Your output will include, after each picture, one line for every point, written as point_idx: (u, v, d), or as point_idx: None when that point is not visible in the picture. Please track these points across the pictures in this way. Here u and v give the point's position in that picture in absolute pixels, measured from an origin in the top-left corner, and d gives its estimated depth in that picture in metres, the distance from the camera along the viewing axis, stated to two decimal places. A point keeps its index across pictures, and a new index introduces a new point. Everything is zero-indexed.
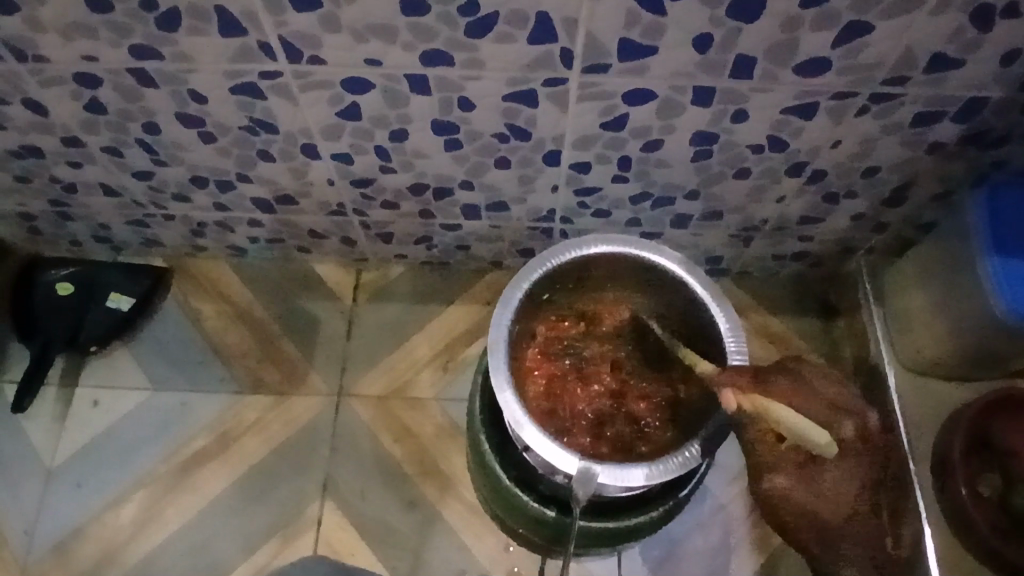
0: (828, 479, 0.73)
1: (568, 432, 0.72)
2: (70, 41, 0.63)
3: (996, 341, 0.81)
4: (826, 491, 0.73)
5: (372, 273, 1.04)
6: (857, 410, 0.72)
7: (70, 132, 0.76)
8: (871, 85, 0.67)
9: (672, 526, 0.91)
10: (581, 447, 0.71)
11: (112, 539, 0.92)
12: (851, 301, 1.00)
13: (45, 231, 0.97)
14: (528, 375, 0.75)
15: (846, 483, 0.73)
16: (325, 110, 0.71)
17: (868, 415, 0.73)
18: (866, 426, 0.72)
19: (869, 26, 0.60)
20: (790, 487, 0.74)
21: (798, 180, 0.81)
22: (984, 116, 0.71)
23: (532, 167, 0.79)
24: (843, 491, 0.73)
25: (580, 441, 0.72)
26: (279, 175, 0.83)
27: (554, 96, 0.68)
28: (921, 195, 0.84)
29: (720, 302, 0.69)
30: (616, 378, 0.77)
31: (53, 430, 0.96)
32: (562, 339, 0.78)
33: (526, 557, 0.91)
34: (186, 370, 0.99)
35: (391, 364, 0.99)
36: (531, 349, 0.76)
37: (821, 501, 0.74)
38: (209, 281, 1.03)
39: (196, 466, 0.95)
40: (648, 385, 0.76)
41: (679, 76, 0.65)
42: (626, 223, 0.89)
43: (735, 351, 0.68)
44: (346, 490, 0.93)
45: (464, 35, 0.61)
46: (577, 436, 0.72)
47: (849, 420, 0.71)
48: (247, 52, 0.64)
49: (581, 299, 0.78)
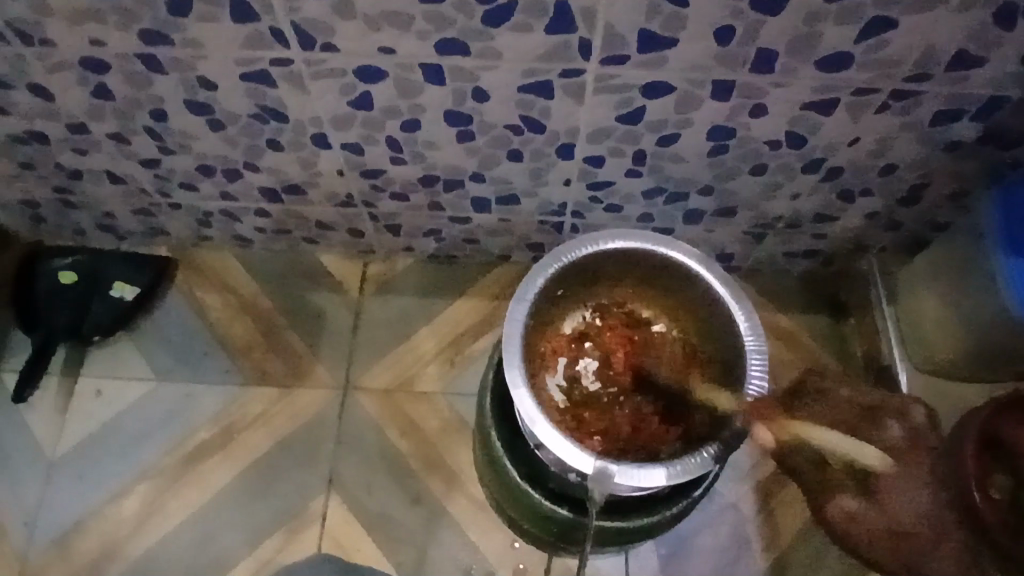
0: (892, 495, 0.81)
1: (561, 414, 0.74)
2: (78, 25, 0.62)
3: (1014, 339, 0.79)
4: (890, 511, 0.81)
5: (379, 265, 1.03)
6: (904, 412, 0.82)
7: (76, 119, 0.75)
8: (892, 82, 0.65)
9: (681, 524, 0.91)
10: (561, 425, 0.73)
11: (114, 532, 0.91)
12: (862, 300, 0.99)
13: (49, 219, 0.96)
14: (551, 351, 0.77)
15: (922, 501, 0.79)
16: (337, 100, 0.70)
17: (912, 412, 0.82)
18: (915, 425, 0.81)
19: (893, 21, 0.59)
20: (857, 509, 0.84)
21: (814, 176, 0.80)
22: (1004, 116, 0.70)
23: (544, 160, 0.78)
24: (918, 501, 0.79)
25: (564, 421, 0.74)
26: (288, 166, 0.82)
27: (568, 88, 0.67)
28: (936, 195, 0.83)
29: (738, 297, 0.67)
30: (648, 385, 0.75)
31: (54, 422, 0.95)
32: (569, 374, 0.77)
33: (533, 554, 0.90)
34: (190, 360, 0.98)
35: (398, 358, 0.98)
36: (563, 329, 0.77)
37: (893, 522, 0.81)
38: (215, 272, 1.02)
39: (200, 459, 0.94)
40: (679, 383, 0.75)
41: (698, 69, 0.64)
42: (637, 219, 0.88)
43: (754, 346, 0.66)
44: (352, 484, 0.93)
45: (480, 25, 0.59)
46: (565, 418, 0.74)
47: (896, 421, 0.82)
48: (258, 39, 0.63)
49: (611, 292, 0.76)
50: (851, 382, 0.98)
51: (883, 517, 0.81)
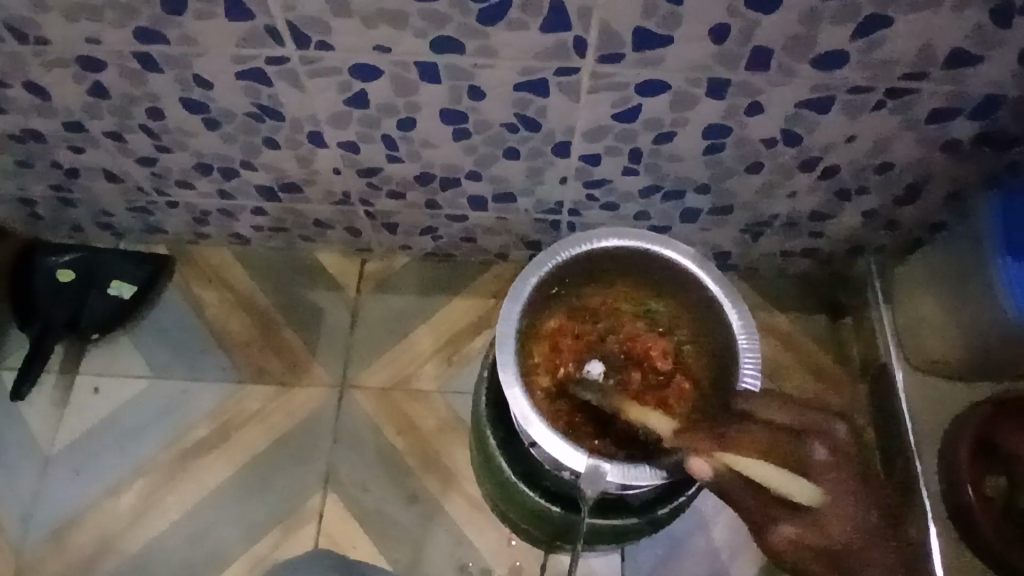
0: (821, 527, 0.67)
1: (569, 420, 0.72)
2: (73, 22, 0.62)
3: (1010, 343, 0.79)
4: (825, 523, 0.67)
5: (376, 263, 1.03)
6: (825, 430, 0.69)
7: (72, 116, 0.75)
8: (889, 81, 0.65)
9: (676, 523, 0.91)
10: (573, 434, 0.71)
11: (110, 528, 0.91)
12: (859, 299, 0.99)
13: (46, 216, 0.96)
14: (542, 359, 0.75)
15: (839, 519, 0.67)
16: (333, 98, 0.70)
17: (834, 430, 0.70)
18: (838, 442, 0.69)
19: (889, 20, 0.59)
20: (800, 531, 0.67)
21: (811, 175, 0.80)
22: (1001, 116, 0.70)
23: (540, 159, 0.78)
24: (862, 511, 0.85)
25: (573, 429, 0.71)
26: (284, 164, 0.82)
27: (565, 86, 0.67)
28: (934, 194, 0.83)
29: (732, 298, 0.68)
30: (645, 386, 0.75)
31: (51, 418, 0.95)
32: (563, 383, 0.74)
33: (529, 553, 0.90)
34: (187, 357, 0.98)
35: (395, 356, 0.98)
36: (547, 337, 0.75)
37: (829, 542, 0.68)
38: (212, 269, 1.02)
39: (196, 455, 0.94)
40: (662, 364, 0.76)
41: (694, 67, 0.64)
42: (635, 217, 0.88)
43: (747, 348, 0.67)
44: (349, 482, 0.93)
45: (476, 23, 0.59)
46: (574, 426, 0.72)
47: (820, 441, 0.69)
48: (254, 37, 0.62)
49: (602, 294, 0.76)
50: (848, 382, 0.98)
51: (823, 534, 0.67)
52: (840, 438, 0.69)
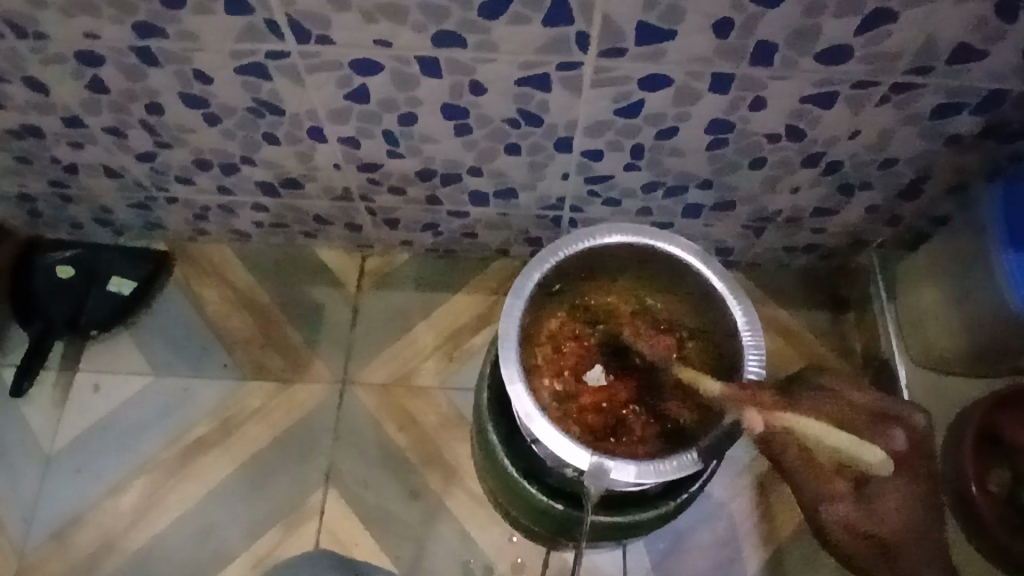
0: (885, 504, 0.72)
1: (577, 425, 0.71)
2: (71, 18, 0.62)
3: (1014, 335, 0.79)
4: (880, 515, 0.72)
5: (377, 260, 1.03)
6: (909, 419, 0.71)
7: (71, 112, 0.75)
8: (893, 75, 0.65)
9: (679, 519, 0.91)
10: (586, 438, 0.70)
11: (112, 526, 0.91)
12: (861, 295, 0.99)
13: (45, 213, 0.96)
14: (546, 370, 0.74)
15: (907, 509, 0.72)
16: (333, 93, 0.70)
17: (914, 418, 0.71)
18: (917, 434, 0.72)
19: (893, 14, 0.58)
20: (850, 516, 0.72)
21: (813, 170, 0.79)
22: (1005, 110, 0.70)
23: (542, 154, 0.78)
24: (902, 513, 0.72)
25: (587, 433, 0.70)
26: (284, 159, 0.81)
27: (566, 81, 0.66)
28: (937, 188, 0.82)
29: (735, 293, 0.67)
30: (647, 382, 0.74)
31: (52, 416, 0.95)
32: (570, 390, 0.73)
33: (531, 548, 0.90)
34: (188, 354, 0.98)
35: (395, 353, 0.98)
36: (543, 343, 0.75)
37: (883, 531, 0.73)
38: (212, 266, 1.02)
39: (198, 453, 0.94)
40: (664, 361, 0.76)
41: (697, 61, 0.63)
42: (636, 213, 0.88)
43: (751, 343, 0.66)
44: (350, 479, 0.92)
45: (476, 17, 0.59)
46: (585, 429, 0.70)
47: (901, 430, 0.70)
48: (253, 32, 0.62)
49: (600, 290, 0.75)
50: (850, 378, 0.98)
51: (880, 524, 0.72)
52: (903, 447, 0.70)
